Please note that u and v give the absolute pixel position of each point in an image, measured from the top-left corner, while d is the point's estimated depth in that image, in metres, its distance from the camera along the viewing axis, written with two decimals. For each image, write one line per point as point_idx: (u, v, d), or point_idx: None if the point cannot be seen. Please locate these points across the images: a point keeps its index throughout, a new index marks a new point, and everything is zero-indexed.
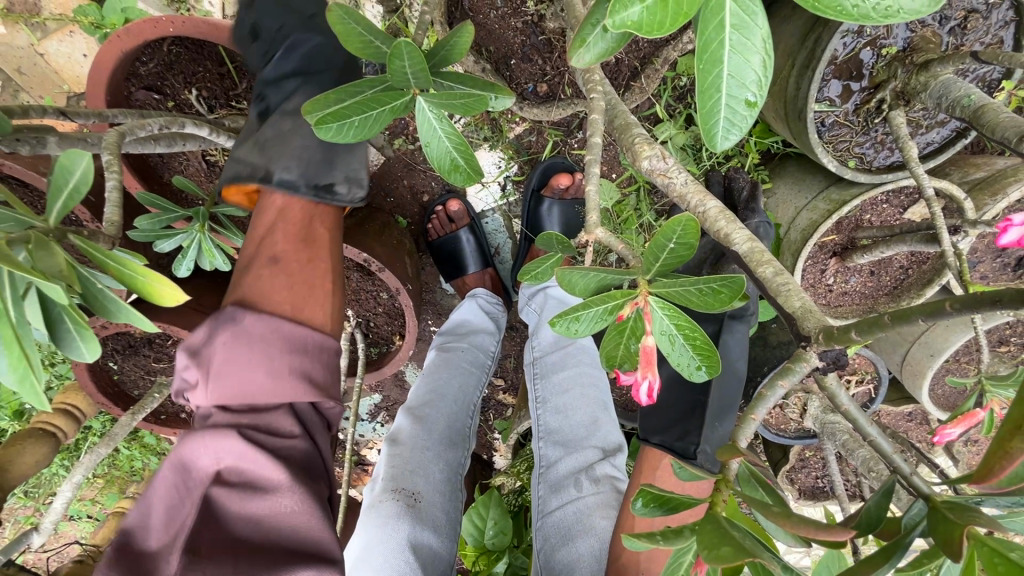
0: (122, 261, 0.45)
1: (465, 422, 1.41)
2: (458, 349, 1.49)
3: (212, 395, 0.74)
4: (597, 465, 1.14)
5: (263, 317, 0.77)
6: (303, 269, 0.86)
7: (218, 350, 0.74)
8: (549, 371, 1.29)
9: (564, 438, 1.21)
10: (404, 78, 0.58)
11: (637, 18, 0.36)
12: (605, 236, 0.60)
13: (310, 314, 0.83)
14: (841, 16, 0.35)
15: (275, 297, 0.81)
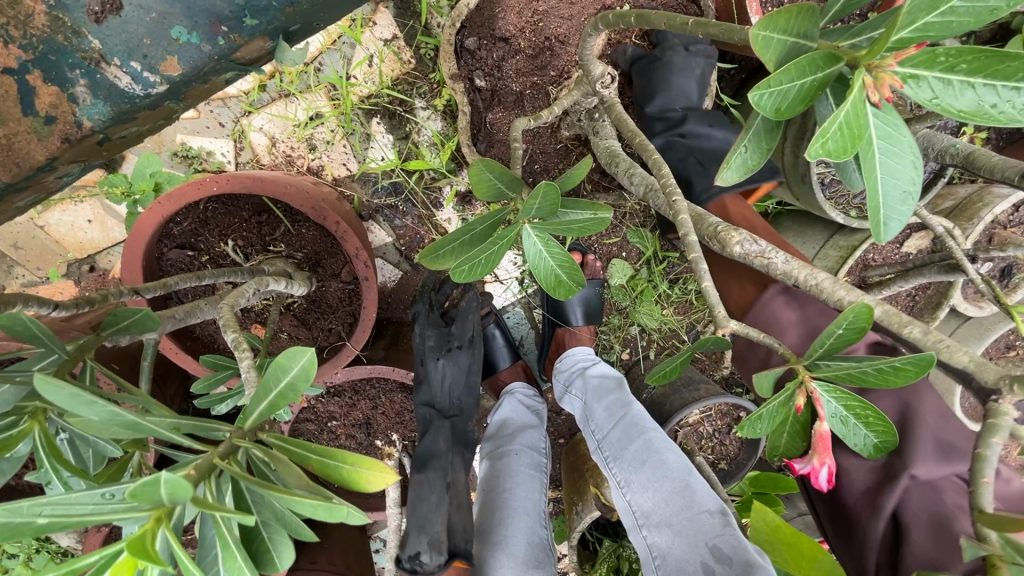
0: (326, 453, 0.42)
1: (543, 536, 1.31)
2: (513, 454, 1.40)
3: None
4: (718, 541, 0.98)
5: None
6: None
7: None
8: (619, 451, 1.23)
9: (665, 519, 1.08)
10: (529, 210, 0.61)
11: (825, 145, 0.41)
12: (739, 327, 0.63)
13: None
14: (990, 122, 0.41)
15: None
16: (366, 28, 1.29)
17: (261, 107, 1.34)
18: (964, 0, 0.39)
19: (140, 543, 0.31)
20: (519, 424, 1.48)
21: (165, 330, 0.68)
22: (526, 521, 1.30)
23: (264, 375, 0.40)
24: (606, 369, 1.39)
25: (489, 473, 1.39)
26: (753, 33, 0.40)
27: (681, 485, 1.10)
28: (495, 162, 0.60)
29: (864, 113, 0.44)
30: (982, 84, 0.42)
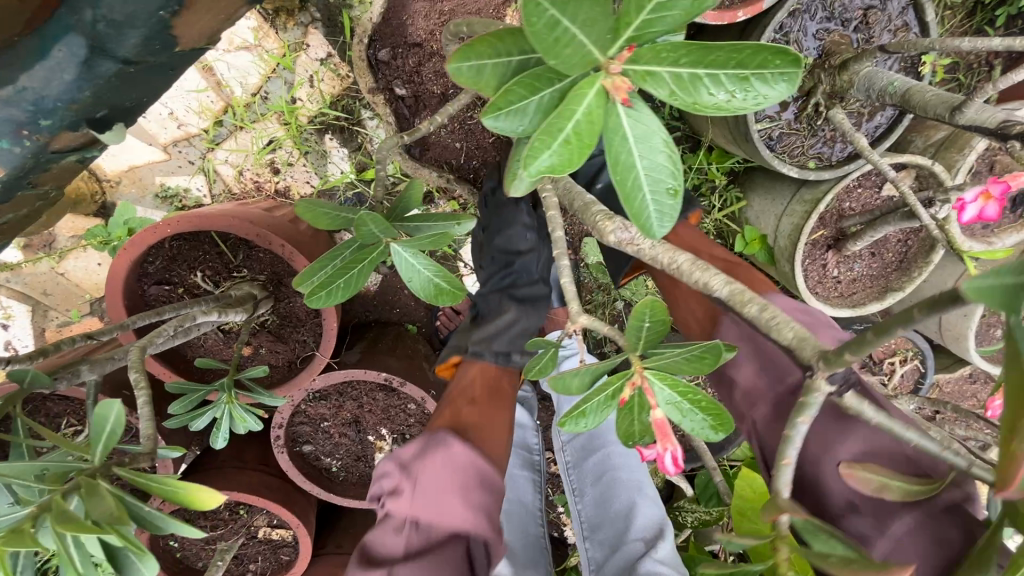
0: (163, 480, 0.51)
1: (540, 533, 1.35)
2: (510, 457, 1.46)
3: (413, 507, 0.79)
4: (636, 563, 0.98)
5: (468, 451, 0.85)
6: (489, 424, 0.96)
7: (429, 468, 0.82)
8: (579, 457, 1.27)
9: (606, 536, 1.11)
10: (371, 235, 0.67)
11: (547, 162, 0.42)
12: (590, 321, 0.64)
13: (491, 448, 0.91)
14: (718, 112, 0.41)
15: (482, 446, 0.90)
16: (301, 52, 1.34)
17: (221, 142, 1.43)
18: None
19: None
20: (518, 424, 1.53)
21: (104, 370, 0.78)
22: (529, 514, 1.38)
23: (88, 426, 0.47)
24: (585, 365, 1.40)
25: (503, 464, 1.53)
26: (450, 69, 0.42)
27: (626, 505, 1.13)
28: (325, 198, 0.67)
29: (601, 121, 0.44)
30: (705, 78, 0.41)
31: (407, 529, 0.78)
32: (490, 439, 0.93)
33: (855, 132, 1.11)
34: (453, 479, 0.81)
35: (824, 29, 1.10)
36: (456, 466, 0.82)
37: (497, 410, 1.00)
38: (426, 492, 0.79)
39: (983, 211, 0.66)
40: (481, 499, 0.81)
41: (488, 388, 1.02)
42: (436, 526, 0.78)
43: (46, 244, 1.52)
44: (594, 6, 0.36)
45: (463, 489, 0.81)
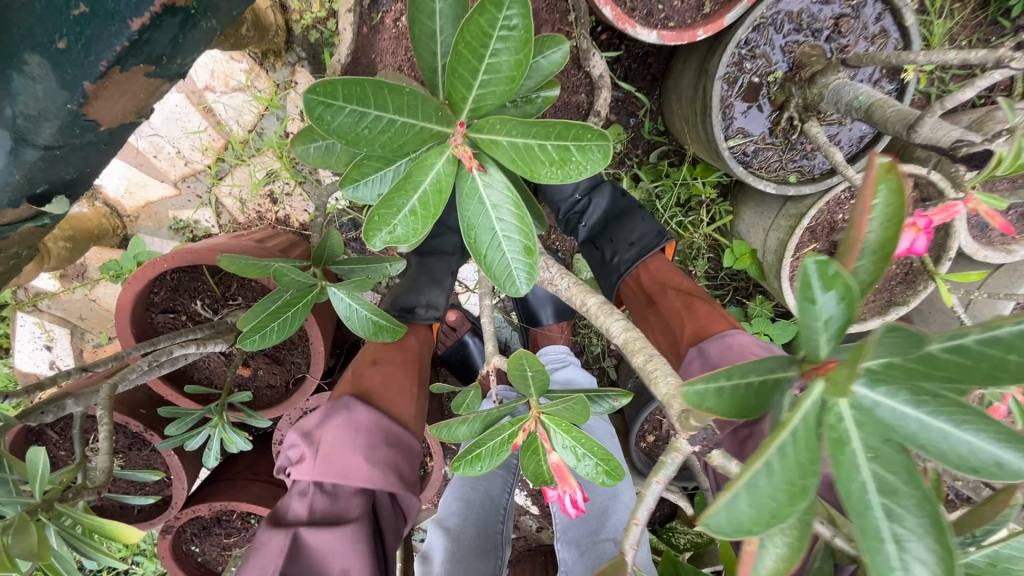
0: (95, 516, 0.57)
1: None
2: None
3: (317, 473, 0.90)
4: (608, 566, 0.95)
5: (370, 410, 0.99)
6: (396, 382, 1.11)
7: (331, 432, 0.94)
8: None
9: (579, 538, 1.07)
10: (295, 280, 0.72)
11: (396, 233, 0.45)
12: (501, 362, 0.67)
13: (401, 412, 1.07)
14: (550, 182, 0.43)
15: (385, 394, 1.06)
16: (290, 90, 1.43)
17: (224, 177, 1.53)
18: (485, 74, 0.41)
19: None
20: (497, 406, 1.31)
21: (88, 403, 0.86)
22: None
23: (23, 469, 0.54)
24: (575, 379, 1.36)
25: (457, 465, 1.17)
26: None
27: (600, 508, 1.09)
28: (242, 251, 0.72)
29: (450, 189, 0.46)
30: (536, 146, 0.42)
31: (311, 493, 0.92)
32: (402, 398, 1.09)
33: (831, 147, 1.06)
34: (365, 438, 0.95)
35: (793, 40, 1.06)
36: (356, 429, 0.95)
37: (401, 360, 1.17)
38: (325, 456, 0.91)
39: (913, 243, 0.62)
40: (386, 456, 0.95)
41: (396, 350, 1.18)
42: (339, 478, 0.90)
43: (79, 273, 1.68)
44: (397, 96, 0.39)
45: (374, 448, 0.95)
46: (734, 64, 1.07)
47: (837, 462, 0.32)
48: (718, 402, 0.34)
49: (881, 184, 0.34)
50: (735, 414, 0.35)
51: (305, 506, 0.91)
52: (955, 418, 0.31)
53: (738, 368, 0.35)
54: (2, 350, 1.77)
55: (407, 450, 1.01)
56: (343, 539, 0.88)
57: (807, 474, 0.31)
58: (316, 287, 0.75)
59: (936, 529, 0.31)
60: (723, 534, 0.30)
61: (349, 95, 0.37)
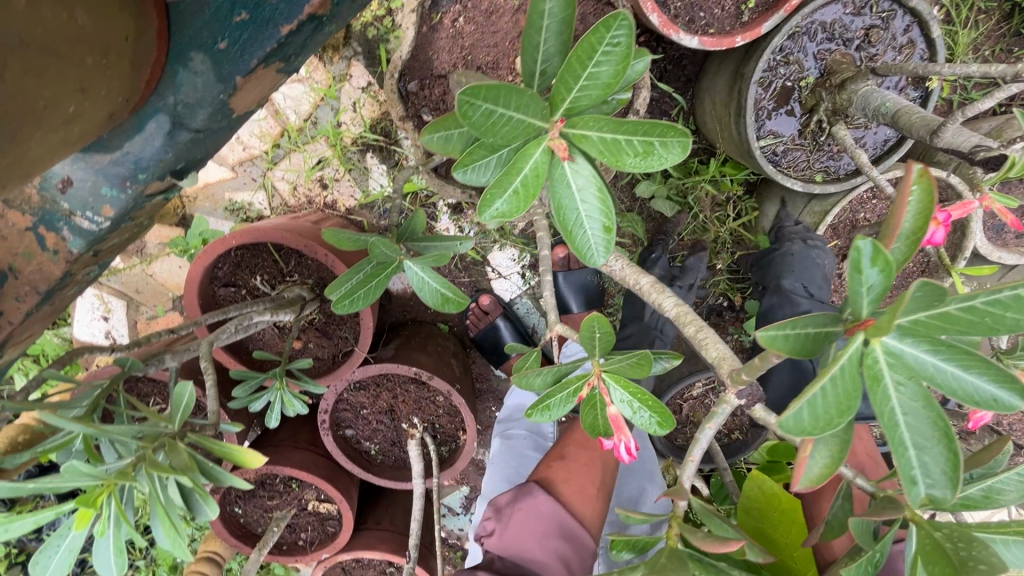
0: (223, 444, 0.66)
1: None
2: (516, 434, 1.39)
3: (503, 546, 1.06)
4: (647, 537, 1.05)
5: (555, 502, 1.07)
6: (581, 472, 1.16)
7: (516, 514, 1.07)
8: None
9: (618, 515, 1.22)
10: (383, 254, 0.81)
11: (501, 209, 0.55)
12: (563, 331, 0.77)
13: (585, 512, 1.09)
14: (633, 171, 0.52)
15: (563, 484, 1.13)
16: (345, 82, 1.53)
17: (278, 162, 1.63)
18: (585, 81, 0.50)
19: (85, 499, 0.55)
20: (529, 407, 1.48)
21: (183, 360, 0.97)
22: None
23: (170, 399, 0.64)
24: None
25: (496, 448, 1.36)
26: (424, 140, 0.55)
27: (637, 491, 1.24)
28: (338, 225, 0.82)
29: (545, 175, 0.56)
30: (623, 141, 0.52)
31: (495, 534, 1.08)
32: (586, 500, 1.12)
33: (857, 149, 1.13)
34: (541, 533, 1.04)
35: (825, 49, 1.14)
36: (541, 517, 1.06)
37: (586, 466, 1.16)
38: (514, 534, 1.05)
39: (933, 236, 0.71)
40: (564, 548, 1.03)
41: (582, 442, 1.21)
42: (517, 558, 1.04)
43: (139, 249, 1.80)
44: (521, 97, 0.48)
45: (552, 534, 1.04)
46: (769, 69, 1.15)
47: (873, 392, 0.41)
48: (789, 343, 0.42)
49: (917, 184, 0.42)
50: (796, 353, 0.43)
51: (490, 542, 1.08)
52: (966, 363, 0.39)
53: (800, 320, 0.42)
54: (64, 319, 1.89)
55: (581, 546, 1.05)
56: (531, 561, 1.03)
57: (851, 398, 0.40)
58: (396, 262, 0.84)
59: (942, 435, 0.40)
60: (788, 432, 0.39)
61: (489, 96, 0.46)
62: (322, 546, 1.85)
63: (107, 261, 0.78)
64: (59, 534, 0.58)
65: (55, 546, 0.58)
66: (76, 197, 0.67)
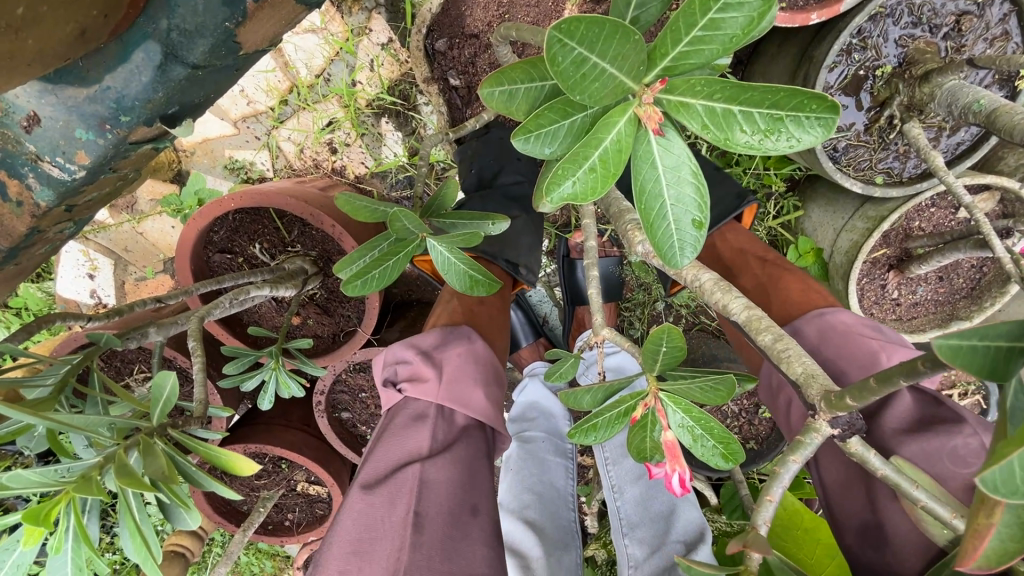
0: (210, 445, 0.57)
1: (568, 518, 1.37)
2: (538, 439, 1.46)
3: (442, 394, 0.97)
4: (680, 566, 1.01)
5: (485, 345, 1.11)
6: (490, 313, 1.25)
7: (453, 360, 1.03)
8: (620, 456, 1.27)
9: (647, 535, 1.13)
10: (407, 231, 0.70)
11: (572, 190, 0.43)
12: (611, 335, 0.66)
13: (496, 342, 1.19)
14: (746, 153, 0.41)
15: (483, 329, 1.18)
16: (364, 37, 1.39)
17: (285, 120, 1.50)
18: (703, 30, 0.39)
19: (36, 512, 0.45)
20: (545, 410, 1.55)
21: (168, 334, 0.86)
22: (563, 500, 1.39)
23: (149, 391, 0.54)
24: (628, 362, 1.36)
25: (517, 452, 1.42)
26: (482, 94, 0.43)
27: (667, 508, 1.16)
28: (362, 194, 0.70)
29: (629, 151, 0.44)
30: (738, 113, 0.40)
31: (430, 418, 0.96)
32: (501, 340, 1.21)
33: (932, 150, 1.01)
34: (479, 370, 1.04)
35: (907, 35, 1.02)
36: (475, 360, 1.06)
37: (494, 309, 1.27)
38: (451, 380, 0.99)
39: None
40: (495, 392, 1.04)
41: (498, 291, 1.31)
42: (457, 403, 0.98)
43: (130, 205, 1.68)
44: (623, 44, 0.36)
45: (487, 382, 1.04)
46: (841, 53, 1.03)
47: None
48: (982, 361, 0.29)
49: None
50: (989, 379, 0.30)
51: (428, 435, 0.93)
52: None
53: (994, 329, 0.29)
54: (47, 274, 1.78)
55: (501, 386, 1.09)
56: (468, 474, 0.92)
57: None
58: (418, 240, 0.73)
59: None
60: (995, 494, 0.28)
61: (585, 37, 0.35)
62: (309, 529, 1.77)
63: (85, 218, 0.67)
64: (6, 548, 0.49)
65: None
66: (43, 137, 0.54)
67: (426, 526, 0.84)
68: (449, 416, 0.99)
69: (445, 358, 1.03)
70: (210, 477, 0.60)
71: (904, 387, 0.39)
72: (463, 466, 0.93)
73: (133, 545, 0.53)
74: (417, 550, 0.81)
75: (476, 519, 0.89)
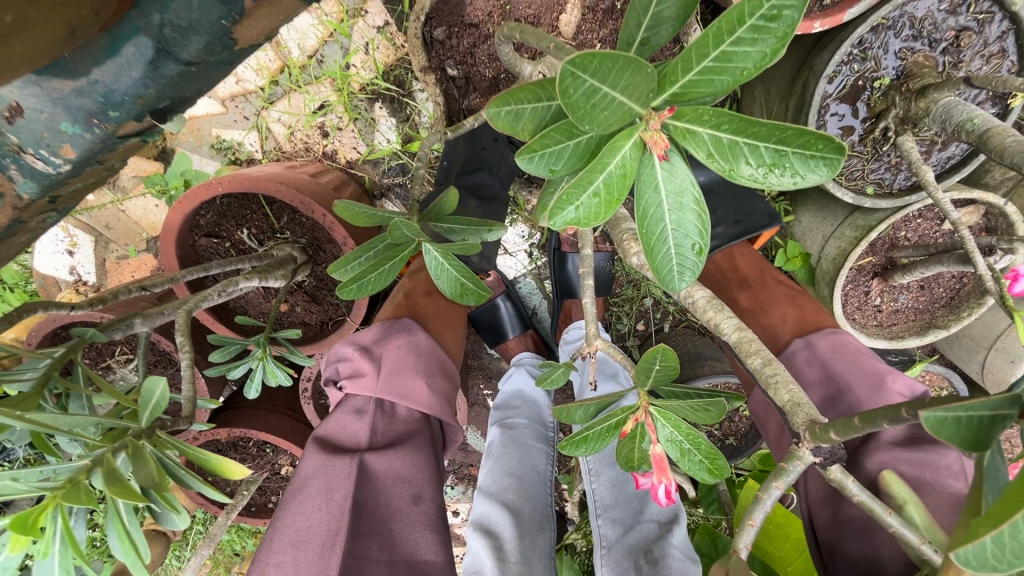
0: (198, 448, 0.56)
1: (546, 505, 1.38)
2: (520, 425, 1.47)
3: (379, 387, 1.02)
4: (653, 545, 1.04)
5: (427, 341, 1.16)
6: (446, 311, 1.32)
7: (392, 353, 1.08)
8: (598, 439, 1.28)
9: (620, 516, 1.16)
10: (403, 235, 0.69)
11: (574, 215, 0.43)
12: (604, 345, 0.67)
13: (446, 342, 1.24)
14: (749, 186, 0.41)
15: (433, 325, 1.24)
16: (359, 19, 1.35)
17: (275, 101, 1.46)
18: (713, 61, 0.38)
19: (22, 521, 0.44)
20: (530, 398, 1.57)
21: (155, 325, 0.84)
22: (541, 485, 1.41)
23: (138, 397, 0.53)
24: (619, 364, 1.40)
25: (499, 439, 1.44)
26: (489, 113, 0.43)
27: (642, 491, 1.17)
28: (361, 198, 0.69)
29: (633, 175, 0.44)
30: (744, 144, 0.40)
31: (370, 412, 1.01)
32: (449, 337, 1.27)
33: (923, 165, 1.02)
34: (422, 363, 1.10)
35: (907, 47, 1.02)
36: (416, 352, 1.11)
37: (448, 308, 1.33)
38: (388, 373, 1.04)
39: None
40: (440, 386, 1.10)
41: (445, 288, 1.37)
42: (397, 395, 1.03)
43: (112, 182, 1.63)
44: (635, 75, 0.36)
45: (430, 376, 1.09)
46: (840, 63, 1.03)
47: None
48: (961, 432, 0.33)
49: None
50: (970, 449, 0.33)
51: (368, 429, 0.99)
52: None
53: (981, 402, 0.32)
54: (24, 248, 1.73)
55: (449, 380, 1.15)
56: (411, 469, 0.97)
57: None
58: (414, 245, 0.72)
59: None
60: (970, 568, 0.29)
61: (597, 70, 0.34)
62: None
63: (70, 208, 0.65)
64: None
65: None
66: (26, 130, 0.51)
67: (364, 513, 0.89)
68: (391, 409, 1.04)
69: (385, 349, 1.08)
70: (197, 477, 0.60)
71: (887, 426, 0.40)
72: (402, 462, 0.97)
73: (119, 547, 0.52)
74: (356, 540, 0.86)
75: (422, 512, 0.95)
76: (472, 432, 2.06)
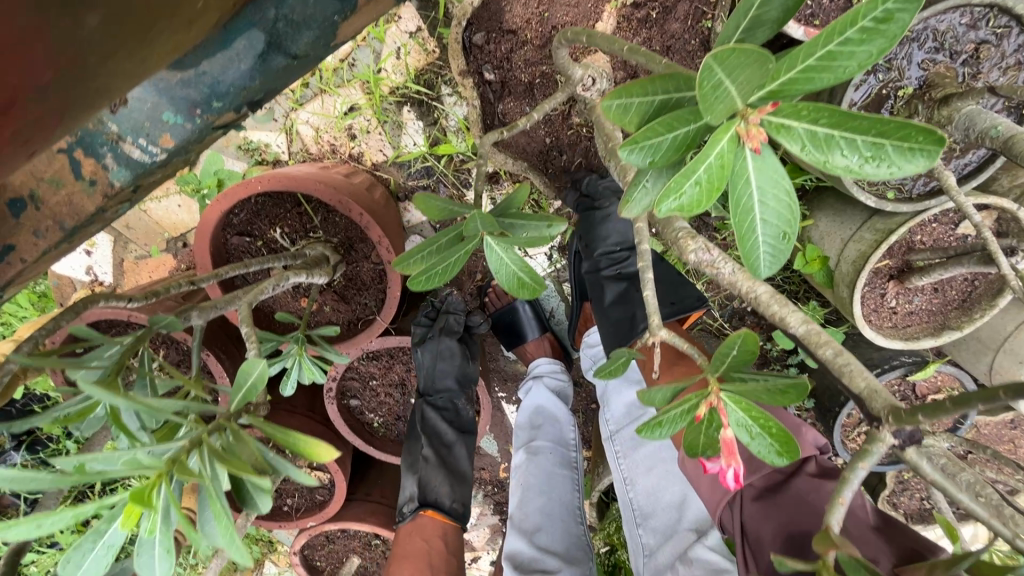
0: (288, 432, 0.58)
1: (576, 532, 1.40)
2: (545, 451, 1.49)
3: None
4: (691, 549, 1.06)
5: None
6: None
7: None
8: (630, 448, 1.30)
9: (659, 524, 1.17)
10: (473, 227, 0.71)
11: (677, 203, 0.46)
12: (668, 336, 0.69)
13: None
14: (845, 177, 0.44)
15: None
16: (392, 24, 1.37)
17: (305, 103, 1.48)
18: (818, 59, 0.41)
19: (139, 493, 0.47)
20: (552, 414, 1.57)
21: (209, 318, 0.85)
22: (569, 515, 1.43)
23: (236, 378, 0.55)
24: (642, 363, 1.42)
25: (527, 467, 1.46)
26: (604, 105, 0.46)
27: (678, 497, 1.18)
28: (436, 190, 0.71)
29: (730, 167, 0.47)
30: (843, 138, 0.43)
31: None
32: None
33: (945, 170, 1.07)
34: None
35: (929, 59, 1.07)
36: None
37: None
38: None
39: None
40: None
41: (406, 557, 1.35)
42: None
43: None
44: (757, 70, 0.39)
45: None
46: (865, 73, 1.08)
47: None
48: None
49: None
50: None
51: None
52: None
53: None
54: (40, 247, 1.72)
55: None
56: None
57: None
58: (479, 238, 0.74)
59: None
60: None
61: (729, 64, 0.37)
62: (309, 514, 1.77)
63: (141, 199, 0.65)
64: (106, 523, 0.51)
65: (94, 539, 0.51)
66: (129, 119, 0.54)
67: None
68: None
69: None
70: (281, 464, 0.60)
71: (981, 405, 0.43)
72: None
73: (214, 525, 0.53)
74: None
75: None
76: (486, 436, 2.07)
